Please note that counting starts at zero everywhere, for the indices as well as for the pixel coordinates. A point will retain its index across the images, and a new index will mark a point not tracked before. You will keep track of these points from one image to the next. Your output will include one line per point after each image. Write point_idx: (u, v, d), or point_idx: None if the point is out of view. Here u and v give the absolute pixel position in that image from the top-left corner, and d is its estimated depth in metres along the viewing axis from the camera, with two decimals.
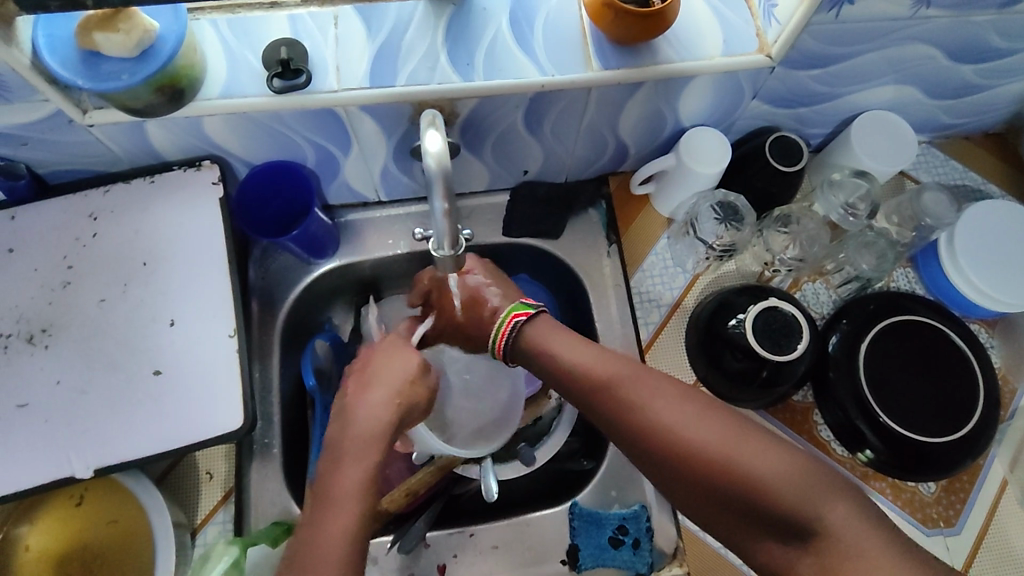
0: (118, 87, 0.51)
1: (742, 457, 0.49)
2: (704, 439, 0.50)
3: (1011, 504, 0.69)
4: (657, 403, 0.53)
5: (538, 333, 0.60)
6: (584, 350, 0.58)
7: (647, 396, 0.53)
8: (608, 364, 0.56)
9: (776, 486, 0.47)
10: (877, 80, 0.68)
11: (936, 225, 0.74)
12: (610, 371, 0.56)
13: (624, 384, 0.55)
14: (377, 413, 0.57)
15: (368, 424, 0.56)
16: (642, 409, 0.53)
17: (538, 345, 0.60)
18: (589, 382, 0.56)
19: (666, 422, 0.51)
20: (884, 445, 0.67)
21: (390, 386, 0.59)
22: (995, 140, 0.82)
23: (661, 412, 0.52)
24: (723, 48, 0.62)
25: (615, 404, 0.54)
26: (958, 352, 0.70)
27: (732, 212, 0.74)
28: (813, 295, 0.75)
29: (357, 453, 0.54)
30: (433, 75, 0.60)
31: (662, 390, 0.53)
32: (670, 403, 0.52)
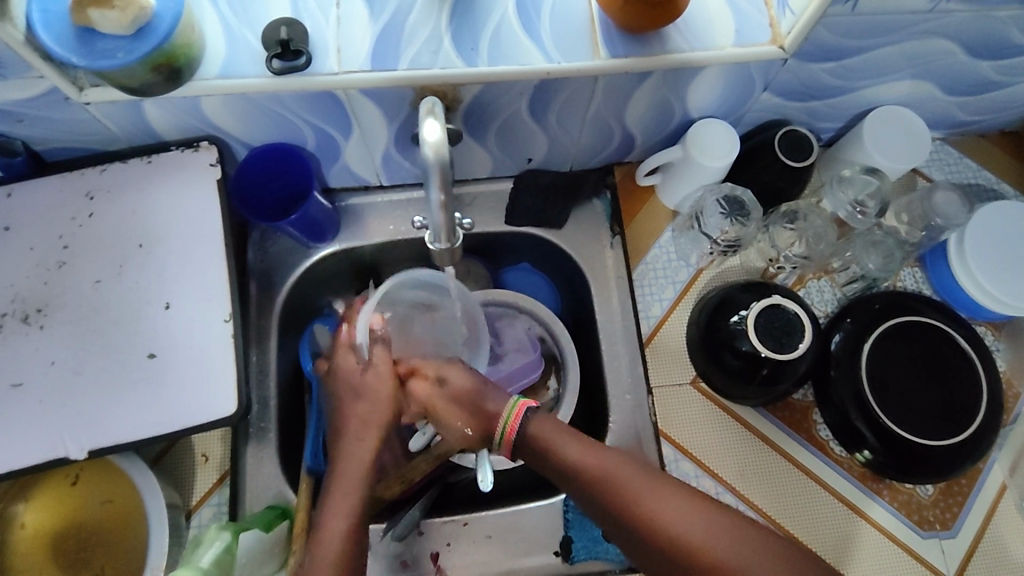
0: (114, 65, 0.50)
1: (735, 561, 0.48)
2: (698, 536, 0.50)
3: (1009, 509, 0.69)
4: (652, 500, 0.52)
5: (539, 429, 0.58)
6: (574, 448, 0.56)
7: (646, 491, 0.53)
8: (605, 461, 0.55)
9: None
10: (892, 74, 0.66)
11: (946, 225, 0.72)
12: (607, 469, 0.55)
13: (622, 481, 0.54)
14: (368, 440, 0.60)
15: (363, 450, 0.60)
16: (639, 507, 0.52)
17: (537, 440, 0.57)
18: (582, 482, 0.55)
19: (661, 519, 0.51)
20: (882, 446, 0.67)
21: (371, 397, 0.62)
22: (1011, 138, 0.80)
23: (657, 510, 0.52)
24: (734, 38, 0.60)
25: (606, 503, 0.54)
26: (962, 355, 0.69)
27: (738, 207, 0.72)
28: (817, 293, 0.74)
29: (351, 476, 0.58)
30: (436, 59, 0.58)
31: (655, 481, 0.54)
32: (666, 500, 0.52)
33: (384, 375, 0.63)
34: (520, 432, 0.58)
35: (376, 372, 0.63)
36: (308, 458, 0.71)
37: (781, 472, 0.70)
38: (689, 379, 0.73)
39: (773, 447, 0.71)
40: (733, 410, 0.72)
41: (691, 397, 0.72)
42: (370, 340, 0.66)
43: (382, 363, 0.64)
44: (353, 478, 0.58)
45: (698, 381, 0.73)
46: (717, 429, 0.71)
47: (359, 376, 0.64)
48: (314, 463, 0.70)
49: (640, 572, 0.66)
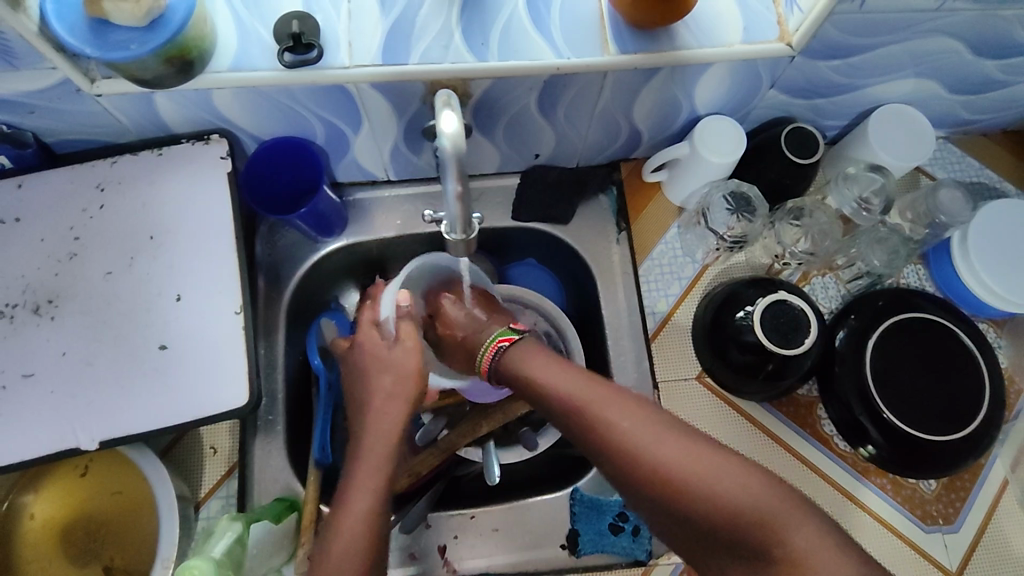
0: (127, 57, 0.50)
1: (712, 479, 0.46)
2: (668, 453, 0.48)
3: (1010, 504, 0.70)
4: (624, 418, 0.51)
5: (522, 356, 0.58)
6: (558, 370, 0.55)
7: (613, 412, 0.51)
8: (581, 384, 0.54)
9: (733, 501, 0.45)
10: (898, 73, 0.67)
11: (950, 223, 0.73)
12: (588, 394, 0.53)
13: (596, 401, 0.52)
14: (390, 427, 0.59)
15: (383, 441, 0.58)
16: (610, 425, 0.51)
17: (517, 365, 0.57)
18: (560, 403, 0.53)
19: (631, 437, 0.50)
20: (886, 441, 0.67)
21: (398, 374, 0.61)
22: (1013, 138, 0.81)
23: (629, 429, 0.50)
24: (743, 35, 0.61)
25: (582, 422, 0.52)
26: (965, 351, 0.70)
27: (745, 203, 0.72)
28: (822, 289, 0.74)
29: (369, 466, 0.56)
30: (446, 53, 0.59)
31: (629, 404, 0.52)
32: (638, 419, 0.50)
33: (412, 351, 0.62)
34: (499, 357, 0.59)
35: (404, 347, 0.62)
36: (318, 451, 0.71)
37: (785, 467, 0.71)
38: (694, 374, 0.73)
39: (778, 442, 0.71)
40: (739, 405, 0.72)
41: (696, 392, 0.73)
42: (395, 315, 0.64)
43: (409, 337, 0.63)
44: (371, 468, 0.56)
45: (703, 376, 0.73)
46: (722, 424, 0.72)
47: (385, 352, 0.63)
48: (321, 455, 0.71)
49: (646, 564, 0.66)
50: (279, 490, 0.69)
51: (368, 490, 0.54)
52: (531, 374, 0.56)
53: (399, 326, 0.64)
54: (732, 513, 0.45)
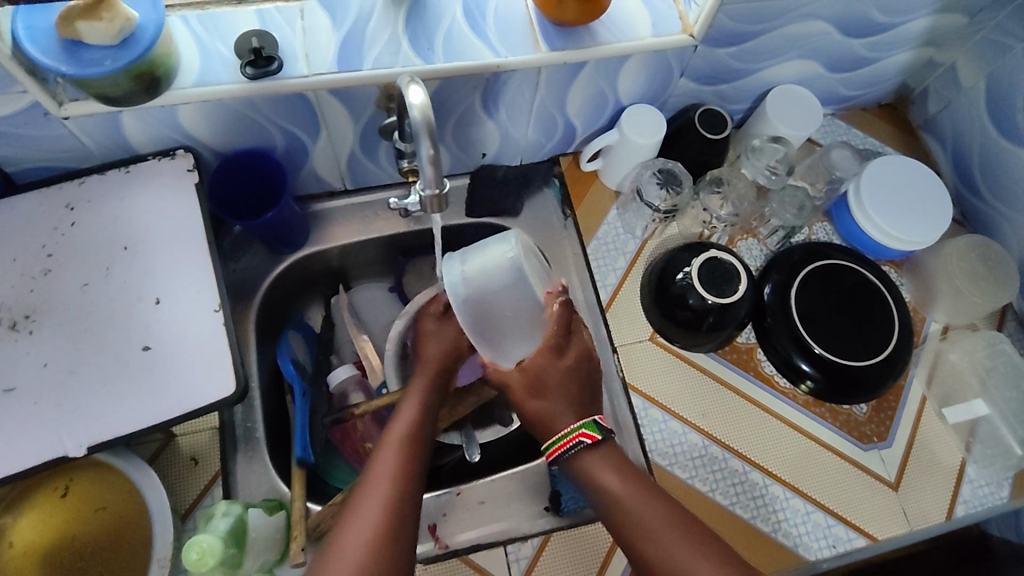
0: (102, 72, 0.54)
1: None
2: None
3: (932, 416, 0.79)
4: (666, 543, 0.57)
5: (594, 460, 0.62)
6: (624, 484, 0.60)
7: (662, 537, 0.57)
8: (646, 510, 0.59)
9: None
10: (784, 55, 0.78)
11: (845, 177, 0.85)
12: (640, 516, 0.58)
13: (648, 527, 0.58)
14: (406, 421, 0.65)
15: (400, 431, 0.63)
16: (654, 552, 0.57)
17: (587, 473, 0.62)
18: (615, 515, 0.59)
19: (672, 561, 0.56)
20: (821, 374, 0.76)
21: (427, 371, 0.70)
22: (887, 110, 0.94)
23: (678, 558, 0.56)
24: (652, 30, 0.70)
25: (632, 537, 0.58)
26: (874, 289, 0.80)
27: (671, 178, 0.81)
28: (747, 250, 0.84)
29: (391, 448, 0.61)
30: (396, 59, 0.65)
31: (676, 530, 0.58)
32: (685, 550, 0.56)
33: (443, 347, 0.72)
34: (571, 453, 0.62)
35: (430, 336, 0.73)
36: (297, 450, 0.73)
37: (737, 409, 0.78)
38: (647, 335, 0.80)
39: (729, 389, 0.79)
40: (691, 359, 0.80)
41: (652, 352, 0.80)
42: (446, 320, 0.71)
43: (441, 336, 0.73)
44: (394, 448, 0.62)
45: (655, 336, 0.80)
46: (678, 378, 0.79)
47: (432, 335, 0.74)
48: (303, 453, 0.72)
49: None
50: (265, 491, 0.70)
51: (387, 468, 0.59)
52: (599, 484, 0.61)
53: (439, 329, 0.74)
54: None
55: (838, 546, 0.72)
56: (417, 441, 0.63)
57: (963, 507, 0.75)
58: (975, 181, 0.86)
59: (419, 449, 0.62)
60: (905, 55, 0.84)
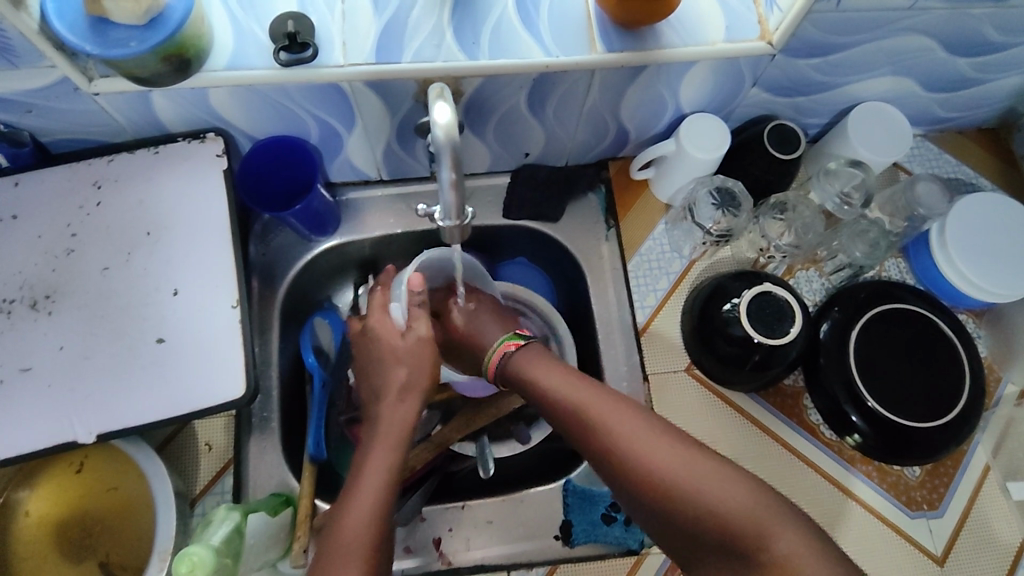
0: (127, 54, 0.51)
1: (703, 490, 0.50)
2: (667, 463, 0.52)
3: (994, 489, 0.71)
4: (640, 437, 0.54)
5: (526, 363, 0.62)
6: (561, 377, 0.60)
7: (611, 417, 0.56)
8: (584, 391, 0.58)
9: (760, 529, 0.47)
10: (876, 71, 0.69)
11: (929, 216, 0.75)
12: (579, 397, 0.58)
13: (605, 414, 0.56)
14: (371, 504, 0.53)
15: (356, 536, 0.51)
16: (614, 442, 0.54)
17: (527, 370, 0.62)
18: (558, 408, 0.59)
19: (641, 452, 0.53)
20: (871, 430, 0.69)
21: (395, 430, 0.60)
22: (988, 135, 0.83)
23: (633, 440, 0.54)
24: (724, 34, 0.63)
25: (572, 417, 0.57)
26: (947, 341, 0.72)
27: (729, 199, 0.75)
28: (806, 283, 0.77)
29: (347, 554, 0.50)
30: (438, 52, 0.60)
31: (614, 401, 0.57)
32: (661, 446, 0.53)
33: (399, 399, 0.62)
34: (509, 357, 0.64)
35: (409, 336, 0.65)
36: (313, 448, 0.71)
37: (772, 456, 0.72)
38: (683, 366, 0.75)
39: (767, 434, 0.73)
40: (726, 396, 0.74)
41: (687, 384, 0.74)
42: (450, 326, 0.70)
43: (420, 326, 0.65)
44: (352, 560, 0.50)
45: (692, 368, 0.75)
46: (711, 414, 0.73)
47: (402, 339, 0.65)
48: (314, 450, 0.70)
49: (638, 554, 0.67)
50: (274, 485, 0.69)
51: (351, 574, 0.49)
52: (536, 382, 0.60)
53: (415, 318, 0.65)
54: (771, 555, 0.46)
55: None
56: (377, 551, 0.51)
57: None
58: None
59: (380, 558, 0.51)
60: (1018, 78, 0.73)
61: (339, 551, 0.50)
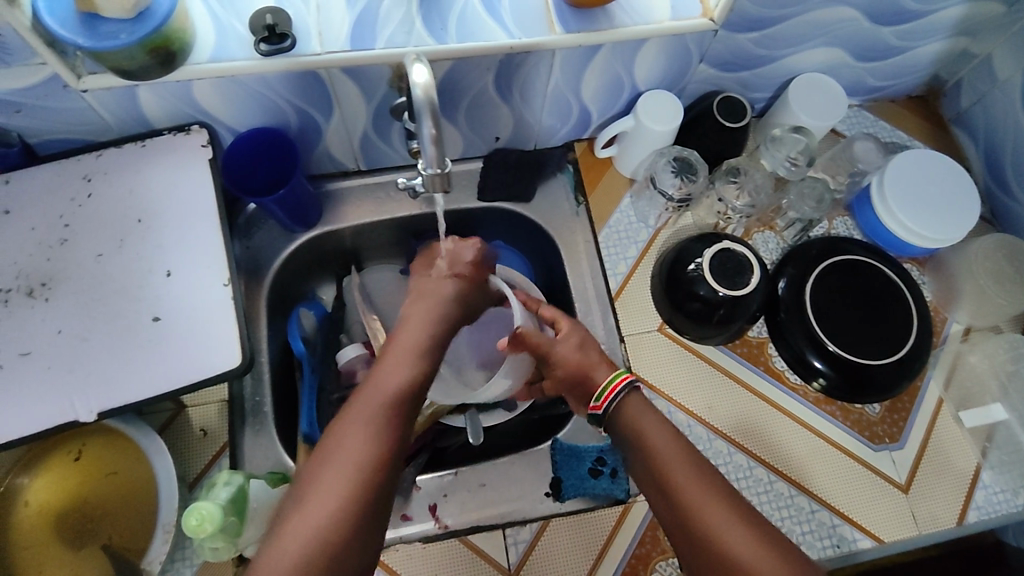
0: (116, 45, 0.54)
1: None
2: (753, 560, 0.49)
3: (947, 419, 0.77)
4: (730, 524, 0.51)
5: (631, 411, 0.60)
6: (666, 434, 0.58)
7: (706, 495, 0.53)
8: (683, 453, 0.56)
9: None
10: (809, 42, 0.76)
11: (867, 170, 0.83)
12: (679, 461, 0.56)
13: (706, 498, 0.53)
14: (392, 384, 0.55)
15: (347, 473, 0.49)
16: (706, 517, 0.52)
17: (633, 418, 0.60)
18: (653, 463, 0.57)
19: (728, 539, 0.51)
20: (833, 372, 0.74)
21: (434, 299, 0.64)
22: (917, 102, 0.91)
23: (723, 524, 0.51)
24: (670, 13, 0.69)
25: (667, 476, 0.55)
26: (893, 286, 0.78)
27: (687, 166, 0.80)
28: (763, 243, 0.82)
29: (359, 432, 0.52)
30: (409, 39, 0.65)
31: (710, 478, 0.54)
32: (757, 550, 0.50)
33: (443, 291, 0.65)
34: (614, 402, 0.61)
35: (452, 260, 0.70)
36: (303, 427, 0.75)
37: (745, 404, 0.77)
38: (656, 326, 0.79)
39: (737, 383, 0.78)
40: (699, 351, 0.79)
41: (661, 343, 0.79)
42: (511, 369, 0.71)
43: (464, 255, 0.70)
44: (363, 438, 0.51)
45: (664, 327, 0.79)
46: (685, 369, 0.78)
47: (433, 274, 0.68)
48: (309, 429, 0.74)
49: (625, 503, 0.71)
50: (270, 465, 0.70)
51: (324, 508, 0.48)
52: (642, 431, 0.58)
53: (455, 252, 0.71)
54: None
55: (842, 546, 0.71)
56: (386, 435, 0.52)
57: (975, 513, 0.73)
58: (1006, 178, 0.83)
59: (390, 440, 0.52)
60: (937, 45, 0.80)
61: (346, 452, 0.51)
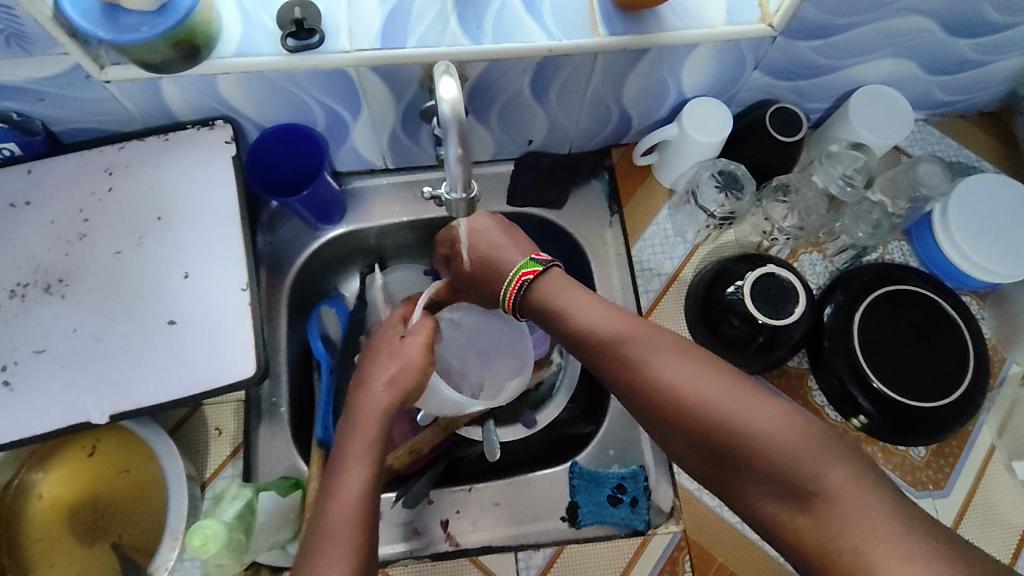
0: (138, 39, 0.51)
1: (755, 431, 0.48)
2: (714, 400, 0.50)
3: (999, 468, 0.71)
4: (682, 374, 0.52)
5: (551, 289, 0.61)
6: (600, 308, 0.58)
7: (652, 353, 0.54)
8: (620, 324, 0.57)
9: (818, 471, 0.45)
10: (876, 53, 0.70)
11: (931, 196, 0.74)
12: (619, 330, 0.56)
13: (651, 357, 0.54)
14: (358, 482, 0.53)
15: (347, 518, 0.50)
16: (656, 374, 0.53)
17: (558, 295, 0.60)
18: (592, 337, 0.57)
19: (683, 386, 0.51)
20: (876, 411, 0.69)
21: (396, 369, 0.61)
22: (989, 118, 0.84)
23: (677, 377, 0.52)
24: (725, 17, 0.63)
25: (614, 349, 0.55)
26: (950, 321, 0.72)
27: (732, 181, 0.75)
28: (809, 266, 0.77)
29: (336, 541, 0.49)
30: (442, 38, 0.61)
31: (653, 339, 0.55)
32: (714, 388, 0.50)
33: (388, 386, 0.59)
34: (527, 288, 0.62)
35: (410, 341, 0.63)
36: (320, 431, 0.73)
37: None
38: None
39: None
40: None
41: None
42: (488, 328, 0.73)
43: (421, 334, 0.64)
44: (342, 544, 0.49)
45: None
46: None
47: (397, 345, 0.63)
48: (323, 435, 0.72)
49: (644, 535, 0.68)
50: (283, 470, 0.69)
51: None
52: (569, 308, 0.59)
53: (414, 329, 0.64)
54: (825, 534, 0.43)
55: None
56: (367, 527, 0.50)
57: None
58: None
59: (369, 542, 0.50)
60: (1018, 59, 0.73)
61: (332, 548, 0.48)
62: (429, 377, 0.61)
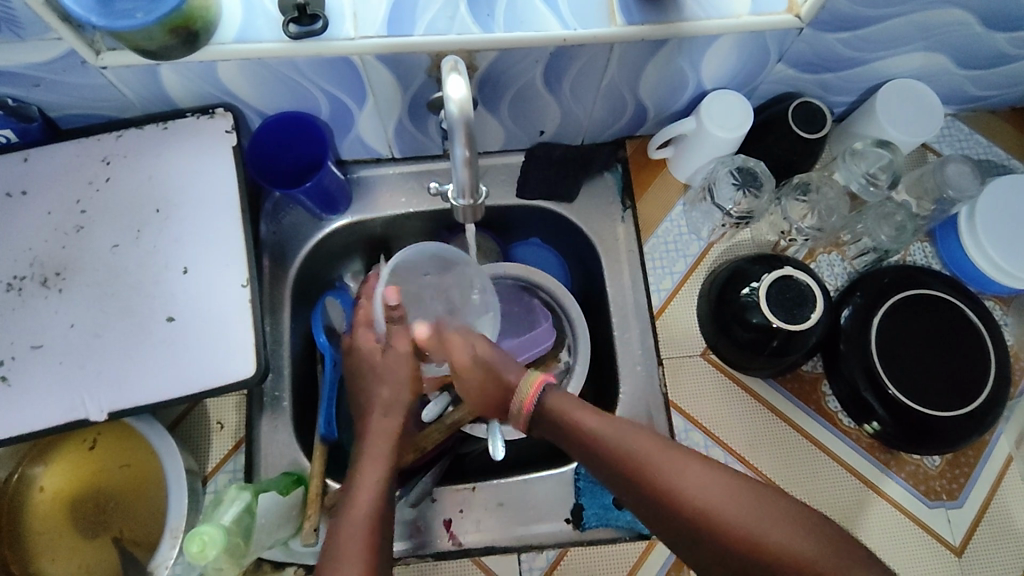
0: (133, 25, 0.49)
1: (775, 542, 0.51)
2: (732, 512, 0.52)
3: (1015, 480, 0.70)
4: (698, 487, 0.54)
5: (555, 402, 0.60)
6: (605, 422, 0.59)
7: (665, 464, 0.55)
8: (629, 438, 0.57)
9: (837, 571, 0.49)
10: (907, 46, 0.66)
11: (958, 199, 0.72)
12: (629, 454, 0.57)
13: (670, 474, 0.55)
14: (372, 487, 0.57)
15: (363, 518, 0.55)
16: (674, 489, 0.54)
17: (563, 414, 0.60)
18: (606, 464, 0.57)
19: (703, 503, 0.53)
20: (890, 417, 0.67)
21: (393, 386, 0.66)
22: (1021, 114, 0.80)
23: (694, 495, 0.54)
24: (750, 6, 0.60)
25: (635, 488, 0.56)
26: (971, 328, 0.69)
27: (751, 178, 0.72)
28: (828, 267, 0.75)
29: (352, 539, 0.53)
30: (452, 25, 0.58)
31: (668, 455, 0.56)
32: (729, 486, 0.54)
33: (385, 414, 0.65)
34: (541, 400, 0.61)
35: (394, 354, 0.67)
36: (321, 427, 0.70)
37: (789, 444, 0.71)
38: (699, 351, 0.73)
39: (783, 419, 0.72)
40: (743, 381, 0.73)
41: (702, 369, 0.73)
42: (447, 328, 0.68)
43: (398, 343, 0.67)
44: (358, 541, 0.53)
45: (708, 353, 0.73)
46: (728, 400, 0.72)
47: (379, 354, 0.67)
48: (326, 429, 0.70)
49: (650, 539, 0.67)
50: (284, 465, 0.69)
51: None
52: (582, 429, 0.58)
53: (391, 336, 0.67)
54: None
55: None
56: (381, 528, 0.55)
57: None
58: None
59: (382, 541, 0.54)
60: None
61: (348, 542, 0.53)
62: (416, 393, 0.67)
